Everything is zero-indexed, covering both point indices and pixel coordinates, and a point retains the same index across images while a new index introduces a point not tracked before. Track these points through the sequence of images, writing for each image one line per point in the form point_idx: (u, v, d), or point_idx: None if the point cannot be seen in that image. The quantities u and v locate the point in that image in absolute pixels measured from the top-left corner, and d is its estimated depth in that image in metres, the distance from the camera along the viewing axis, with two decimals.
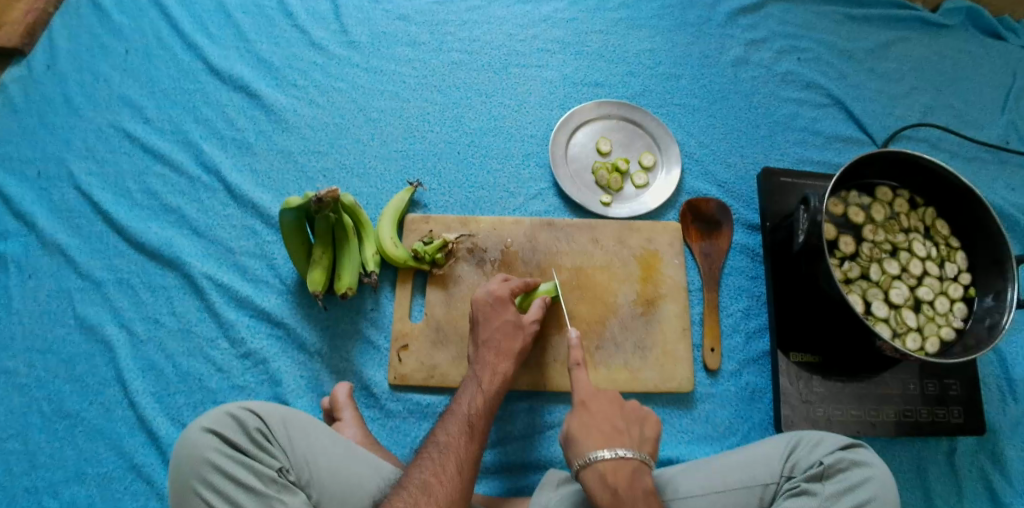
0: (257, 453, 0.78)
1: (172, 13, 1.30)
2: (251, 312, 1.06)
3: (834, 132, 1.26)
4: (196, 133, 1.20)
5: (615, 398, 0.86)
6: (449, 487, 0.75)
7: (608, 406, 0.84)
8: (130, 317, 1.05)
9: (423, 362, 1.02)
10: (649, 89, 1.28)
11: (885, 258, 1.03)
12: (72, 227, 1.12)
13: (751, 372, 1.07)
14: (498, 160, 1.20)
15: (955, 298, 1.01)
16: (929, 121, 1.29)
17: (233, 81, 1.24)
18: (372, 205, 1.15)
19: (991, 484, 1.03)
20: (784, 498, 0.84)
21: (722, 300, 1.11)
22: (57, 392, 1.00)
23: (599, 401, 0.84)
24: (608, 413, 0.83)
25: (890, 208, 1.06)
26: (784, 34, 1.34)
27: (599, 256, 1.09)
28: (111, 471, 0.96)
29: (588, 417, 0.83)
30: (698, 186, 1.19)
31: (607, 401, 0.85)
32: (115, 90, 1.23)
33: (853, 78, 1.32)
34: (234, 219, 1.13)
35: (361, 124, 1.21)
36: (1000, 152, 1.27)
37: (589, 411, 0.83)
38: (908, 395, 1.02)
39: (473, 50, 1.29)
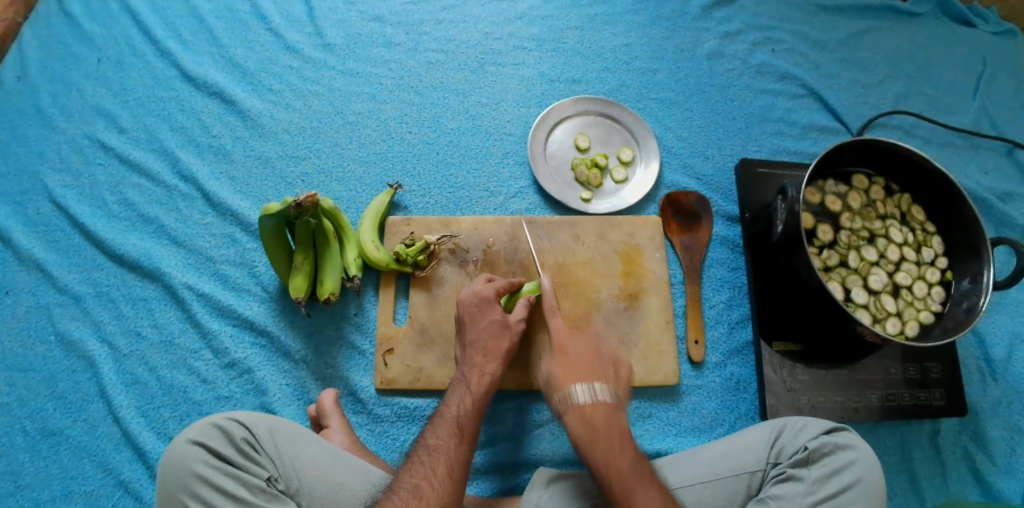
0: (245, 464, 0.77)
1: (143, 21, 1.28)
2: (234, 321, 1.05)
3: (809, 122, 1.28)
4: (172, 142, 1.18)
5: (615, 407, 0.86)
6: (439, 489, 0.75)
7: (608, 415, 0.85)
8: (111, 331, 1.04)
9: (410, 365, 1.02)
10: (626, 84, 1.29)
11: (863, 245, 1.05)
12: (49, 242, 1.10)
13: (736, 363, 1.08)
14: (478, 159, 1.20)
15: (932, 282, 1.03)
16: (903, 108, 1.31)
17: (208, 88, 1.23)
18: (353, 208, 1.14)
19: (974, 464, 1.04)
20: (771, 484, 0.85)
21: (705, 293, 1.12)
22: (39, 409, 0.99)
23: (599, 410, 0.85)
24: (609, 423, 0.84)
25: (866, 195, 1.08)
26: (757, 26, 1.36)
27: (581, 252, 1.09)
28: (98, 488, 0.94)
29: (590, 428, 0.83)
30: (677, 180, 1.20)
31: (608, 410, 0.85)
32: (88, 100, 1.21)
33: (827, 67, 1.34)
34: (213, 227, 1.12)
35: (339, 128, 1.21)
36: (973, 137, 1.29)
37: (590, 420, 0.84)
38: (890, 379, 1.03)
39: (449, 49, 1.29)
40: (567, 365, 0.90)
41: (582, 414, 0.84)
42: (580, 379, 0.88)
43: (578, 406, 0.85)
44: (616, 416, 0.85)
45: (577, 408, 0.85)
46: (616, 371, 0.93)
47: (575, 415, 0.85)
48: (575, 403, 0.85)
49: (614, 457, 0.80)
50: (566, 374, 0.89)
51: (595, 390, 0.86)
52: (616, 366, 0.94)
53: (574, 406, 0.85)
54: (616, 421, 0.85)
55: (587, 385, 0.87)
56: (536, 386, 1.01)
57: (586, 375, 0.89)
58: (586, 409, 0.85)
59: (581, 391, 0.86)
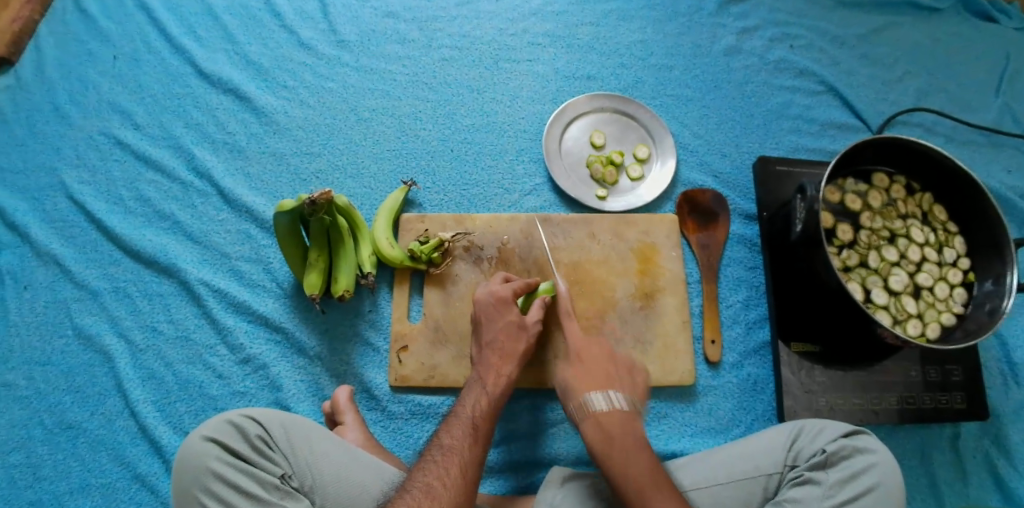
0: (258, 461, 0.77)
1: (159, 18, 1.29)
2: (249, 317, 1.05)
3: (828, 119, 1.26)
4: (187, 138, 1.19)
5: (618, 366, 0.92)
6: (452, 489, 0.74)
7: (608, 370, 0.91)
8: (127, 326, 1.05)
9: (424, 362, 1.02)
10: (642, 80, 1.27)
11: (883, 245, 1.03)
12: (66, 237, 1.11)
13: (753, 363, 1.06)
14: (492, 157, 1.19)
15: (954, 283, 1.01)
16: (924, 105, 1.29)
17: (223, 85, 1.23)
18: (367, 205, 1.14)
19: (995, 468, 1.03)
20: (789, 487, 0.84)
21: (721, 292, 1.11)
22: (57, 403, 1.00)
23: (601, 365, 0.91)
24: (607, 374, 0.90)
25: (887, 194, 1.06)
26: (775, 22, 1.34)
27: (596, 250, 1.08)
28: (115, 482, 0.95)
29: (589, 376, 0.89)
30: (694, 178, 1.19)
31: (609, 366, 0.91)
32: (105, 97, 1.22)
33: (846, 64, 1.32)
34: (228, 223, 1.12)
35: (353, 125, 1.21)
36: (996, 135, 1.26)
37: (590, 371, 0.90)
38: (910, 381, 1.01)
39: (463, 46, 1.28)
40: (581, 330, 0.96)
41: (584, 365, 0.91)
42: (590, 341, 0.94)
43: (581, 358, 0.91)
44: (616, 372, 0.91)
45: (581, 361, 0.91)
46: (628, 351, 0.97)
47: (578, 365, 0.91)
48: (580, 356, 0.92)
49: (604, 398, 0.86)
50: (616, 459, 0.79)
51: (604, 353, 0.92)
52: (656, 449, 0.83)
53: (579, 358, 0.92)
54: (614, 375, 0.90)
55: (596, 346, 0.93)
56: (551, 384, 1.01)
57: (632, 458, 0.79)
58: (588, 361, 0.91)
59: (590, 349, 0.93)
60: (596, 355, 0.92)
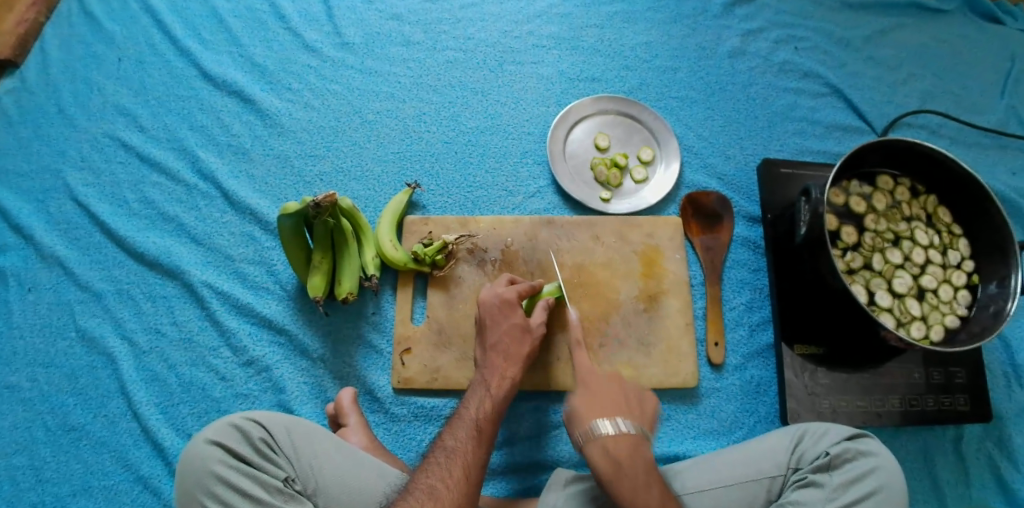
0: (262, 464, 0.77)
1: (164, 19, 1.29)
2: (252, 320, 1.05)
3: (833, 121, 1.25)
4: (191, 140, 1.19)
5: (641, 441, 0.82)
6: (456, 490, 0.74)
7: (634, 451, 0.80)
8: (131, 328, 1.05)
9: (427, 365, 1.02)
10: (646, 82, 1.27)
11: (887, 247, 1.03)
12: (70, 239, 1.11)
13: (756, 366, 1.06)
14: (496, 159, 1.19)
15: (958, 285, 1.00)
16: (929, 108, 1.28)
17: (227, 86, 1.23)
18: (371, 207, 1.14)
19: (997, 471, 1.03)
20: (792, 490, 0.84)
21: (725, 294, 1.11)
22: (61, 405, 1.00)
23: (624, 445, 0.80)
24: (634, 460, 0.79)
25: (891, 197, 1.06)
26: (780, 23, 1.33)
27: (600, 253, 1.08)
28: (118, 484, 0.95)
29: (616, 465, 0.79)
30: (698, 180, 1.19)
31: (634, 445, 0.81)
32: (109, 98, 1.22)
33: (851, 66, 1.31)
34: (231, 225, 1.12)
35: (357, 126, 1.20)
36: (1001, 137, 1.26)
37: (616, 459, 0.79)
38: (913, 384, 1.01)
39: (468, 48, 1.28)
40: (592, 402, 0.86)
41: (605, 450, 0.80)
42: (604, 411, 0.84)
43: (601, 440, 0.81)
44: (641, 451, 0.81)
45: (600, 442, 0.81)
46: (642, 404, 0.88)
47: (598, 451, 0.80)
48: (598, 438, 0.81)
49: (642, 499, 0.76)
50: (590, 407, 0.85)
51: (621, 425, 0.82)
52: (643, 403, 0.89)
53: (598, 440, 0.81)
54: (642, 458, 0.80)
55: (611, 418, 0.83)
56: (554, 387, 1.01)
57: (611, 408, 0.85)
58: (609, 443, 0.80)
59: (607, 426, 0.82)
60: (615, 432, 0.82)
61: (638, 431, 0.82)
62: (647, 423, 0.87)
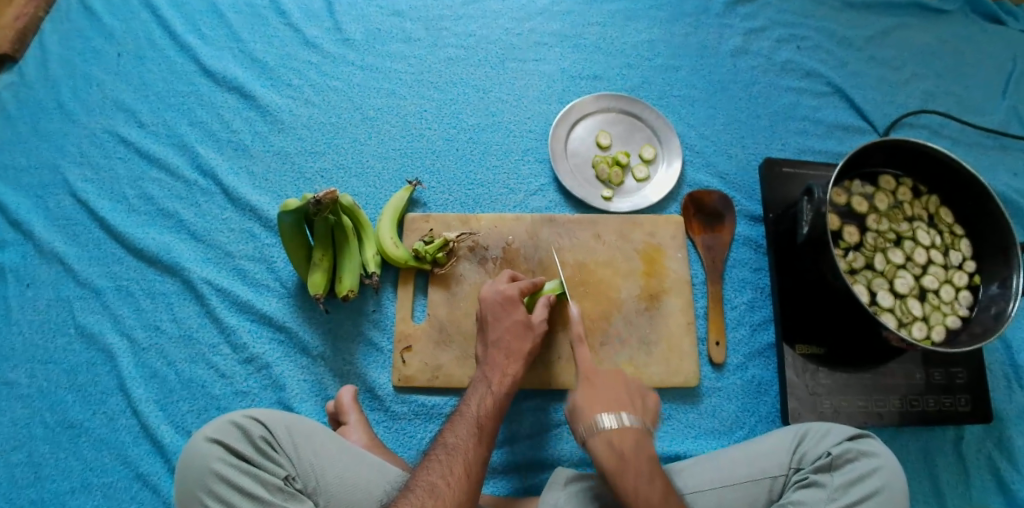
0: (262, 462, 0.77)
1: (164, 15, 1.28)
2: (252, 317, 1.05)
3: (835, 121, 1.25)
4: (191, 136, 1.18)
5: (626, 360, 0.91)
6: (456, 487, 0.74)
7: (616, 361, 0.91)
8: (130, 325, 1.04)
9: (428, 363, 1.01)
10: (648, 80, 1.27)
11: (889, 247, 1.03)
12: (69, 235, 1.10)
13: (757, 365, 1.06)
14: (497, 156, 1.19)
15: (960, 286, 1.00)
16: (930, 108, 1.28)
17: (228, 83, 1.22)
18: (372, 204, 1.13)
19: (998, 472, 1.02)
20: (794, 490, 0.84)
21: (726, 293, 1.11)
22: (60, 401, 0.99)
23: (609, 355, 0.91)
24: (615, 364, 0.90)
25: (893, 197, 1.06)
26: (782, 22, 1.33)
27: (601, 251, 1.08)
28: (117, 481, 0.95)
29: (593, 362, 0.89)
30: (699, 179, 1.18)
31: (619, 358, 0.91)
32: (108, 94, 1.22)
33: (853, 65, 1.31)
34: (232, 222, 1.12)
35: (358, 123, 1.20)
36: (1002, 138, 1.26)
37: (596, 360, 0.90)
38: (915, 384, 1.01)
39: (469, 45, 1.28)
40: (587, 321, 0.95)
41: (588, 351, 0.91)
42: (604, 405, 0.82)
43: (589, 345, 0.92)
44: (625, 365, 0.91)
45: (586, 346, 0.92)
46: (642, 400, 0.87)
47: (583, 350, 0.91)
48: (585, 342, 0.92)
49: (606, 389, 0.85)
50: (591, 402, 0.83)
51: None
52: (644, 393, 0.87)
53: (585, 343, 0.92)
54: (622, 369, 0.90)
55: (603, 340, 0.93)
56: (555, 385, 1.00)
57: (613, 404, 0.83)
58: (595, 349, 0.91)
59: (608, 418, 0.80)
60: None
61: (626, 358, 0.92)
62: (637, 378, 0.91)
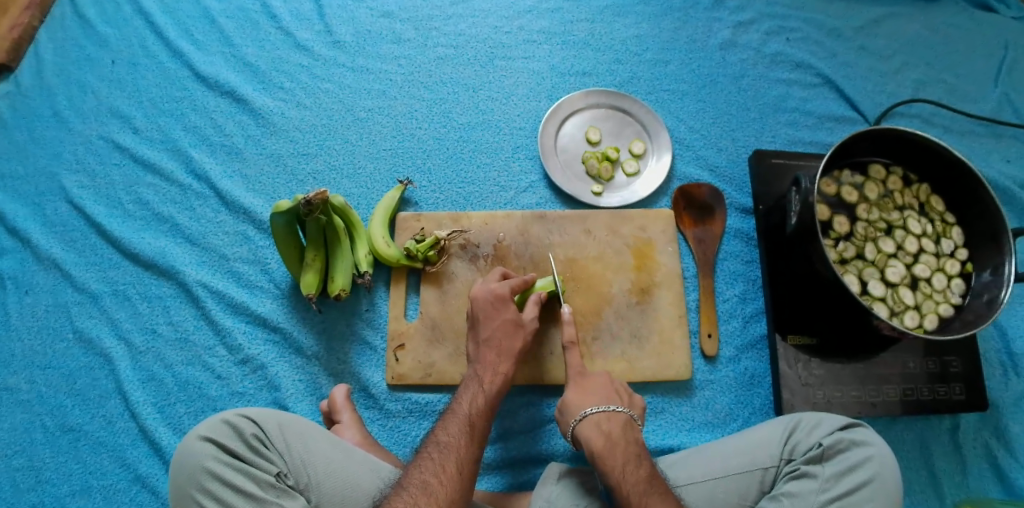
0: (255, 460, 0.77)
1: (156, 21, 1.29)
2: (247, 318, 1.06)
3: (825, 112, 1.25)
4: (185, 141, 1.19)
5: (630, 422, 0.88)
6: (449, 485, 0.75)
7: (623, 430, 0.86)
8: (127, 329, 1.05)
9: (421, 361, 1.02)
10: (638, 75, 1.27)
11: (880, 237, 1.02)
12: (66, 241, 1.12)
13: (750, 357, 1.06)
14: (487, 154, 1.19)
15: (952, 274, 1.00)
16: (921, 96, 1.28)
17: (220, 87, 1.23)
18: (364, 205, 1.14)
19: (995, 460, 1.02)
20: (785, 481, 0.84)
21: (718, 286, 1.11)
22: (59, 405, 1.01)
23: (615, 424, 0.86)
24: (626, 437, 0.85)
25: (884, 186, 1.05)
26: (771, 15, 1.33)
27: (592, 246, 1.09)
28: (117, 483, 0.96)
29: (607, 439, 0.85)
30: (690, 172, 1.19)
31: (625, 424, 0.87)
32: (103, 101, 1.23)
33: (843, 56, 1.31)
34: (226, 225, 1.13)
35: (349, 124, 1.21)
36: (994, 125, 1.26)
37: (608, 434, 0.85)
38: (908, 374, 1.01)
39: (459, 44, 1.28)
40: (585, 390, 0.91)
41: (598, 425, 0.86)
42: (592, 398, 0.90)
43: (593, 420, 0.87)
44: (631, 431, 0.87)
45: (592, 420, 0.87)
46: (631, 396, 0.94)
47: (592, 427, 0.86)
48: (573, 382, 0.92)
49: (632, 472, 0.80)
50: (582, 395, 0.91)
51: (612, 408, 0.88)
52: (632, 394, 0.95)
53: (591, 418, 0.87)
54: (633, 437, 0.86)
55: (603, 403, 0.89)
56: (547, 380, 1.01)
57: (602, 397, 0.90)
58: (601, 421, 0.87)
59: (595, 406, 0.88)
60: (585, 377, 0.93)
61: (626, 413, 0.89)
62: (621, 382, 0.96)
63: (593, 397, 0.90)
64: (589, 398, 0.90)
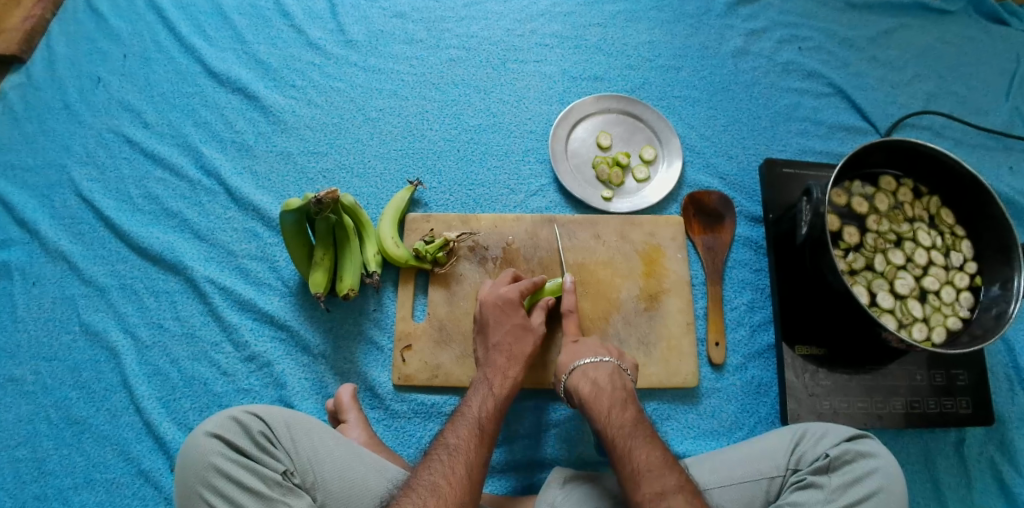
0: (262, 457, 0.78)
1: (169, 16, 1.29)
2: (254, 315, 1.05)
3: (836, 121, 1.25)
4: (195, 137, 1.19)
5: (617, 370, 0.91)
6: (458, 488, 0.75)
7: (610, 377, 0.89)
8: (134, 323, 1.05)
9: (427, 362, 1.02)
10: (649, 81, 1.27)
11: (889, 248, 1.02)
12: (74, 234, 1.11)
13: (757, 366, 1.06)
14: (498, 157, 1.19)
15: (961, 287, 1.00)
16: (933, 108, 1.28)
17: (232, 84, 1.23)
18: (373, 205, 1.14)
19: (999, 474, 1.02)
20: (791, 491, 0.84)
21: (725, 295, 1.11)
22: (64, 398, 1.01)
23: (601, 373, 0.90)
24: (613, 383, 0.88)
25: (894, 197, 1.05)
26: (783, 23, 1.33)
27: (600, 251, 1.08)
28: (119, 478, 0.96)
29: (594, 387, 0.88)
30: (700, 180, 1.18)
31: (611, 370, 0.90)
32: (114, 95, 1.23)
33: (855, 66, 1.31)
34: (234, 222, 1.12)
35: (360, 124, 1.21)
36: (1005, 139, 1.26)
37: (595, 382, 0.89)
38: (916, 386, 1.01)
39: (471, 47, 1.28)
40: (575, 349, 0.94)
41: (585, 374, 0.90)
42: (584, 352, 0.93)
43: (582, 370, 0.91)
44: (619, 377, 0.90)
45: (580, 371, 0.91)
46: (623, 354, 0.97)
47: (580, 377, 0.90)
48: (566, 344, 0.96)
49: (617, 415, 0.84)
50: (574, 353, 0.94)
51: (600, 358, 0.92)
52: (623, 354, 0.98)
53: (579, 369, 0.91)
54: (620, 383, 0.89)
55: (592, 355, 0.93)
56: (553, 385, 1.00)
57: (592, 351, 0.93)
58: (588, 370, 0.90)
59: (586, 357, 0.92)
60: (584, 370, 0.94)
61: (613, 362, 0.92)
62: (624, 358, 0.96)
63: (584, 352, 0.93)
64: (580, 354, 0.93)
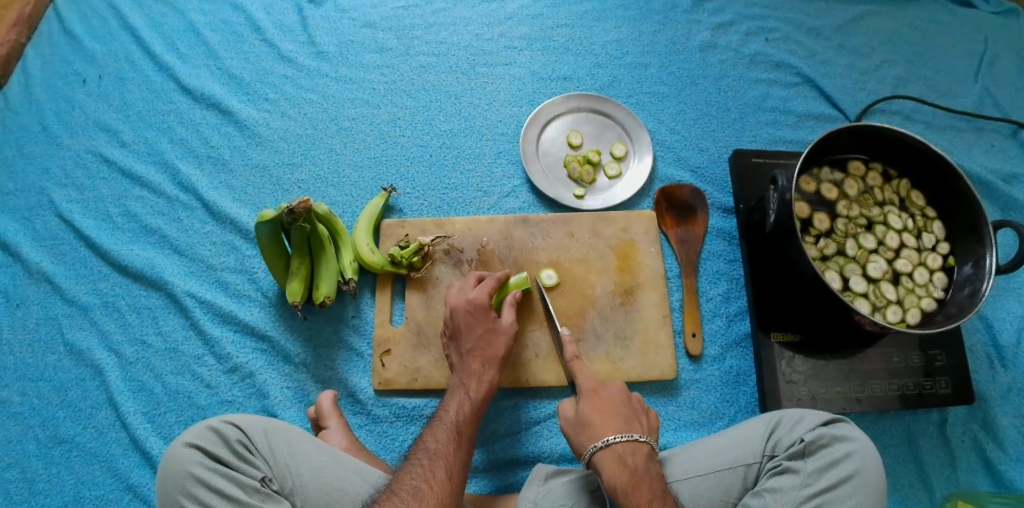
0: (241, 466, 0.78)
1: (142, 36, 1.31)
2: (235, 327, 1.07)
3: (805, 110, 1.26)
4: (172, 153, 1.21)
5: (652, 454, 0.81)
6: (440, 490, 0.76)
7: (647, 464, 0.79)
8: (117, 340, 1.06)
9: (407, 366, 1.03)
10: (618, 79, 1.28)
11: (861, 233, 1.03)
12: (56, 255, 1.13)
13: (735, 356, 1.07)
14: (470, 160, 1.20)
15: (934, 268, 1.01)
16: (902, 93, 1.29)
17: (205, 99, 1.25)
18: (348, 213, 1.16)
19: (984, 453, 1.02)
20: (768, 477, 0.84)
21: (701, 286, 1.12)
22: (50, 418, 1.02)
23: (639, 458, 0.79)
24: (649, 472, 0.78)
25: (863, 182, 1.06)
26: (749, 16, 1.35)
27: (575, 249, 1.09)
28: (108, 494, 0.97)
29: (631, 474, 0.77)
30: (671, 174, 1.20)
31: (648, 457, 0.80)
32: (91, 116, 1.25)
33: (822, 55, 1.32)
34: (213, 235, 1.14)
35: (333, 134, 1.22)
36: (976, 120, 1.26)
37: (632, 469, 0.78)
38: (893, 368, 1.02)
39: (441, 53, 1.30)
40: (605, 420, 0.83)
41: (620, 458, 0.78)
42: (614, 426, 0.83)
43: (618, 452, 0.79)
44: (653, 463, 0.80)
45: (614, 451, 0.79)
46: (648, 419, 0.88)
47: (613, 458, 0.79)
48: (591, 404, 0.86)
49: None
50: (604, 422, 0.83)
51: (635, 438, 0.81)
52: (647, 413, 0.89)
53: (614, 449, 0.79)
54: (656, 472, 0.79)
55: (625, 432, 0.81)
56: (531, 382, 1.02)
57: (623, 426, 0.83)
58: (626, 455, 0.79)
59: (620, 434, 0.81)
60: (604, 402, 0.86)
61: (650, 445, 0.81)
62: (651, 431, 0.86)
63: (615, 425, 0.82)
64: (610, 426, 0.82)
